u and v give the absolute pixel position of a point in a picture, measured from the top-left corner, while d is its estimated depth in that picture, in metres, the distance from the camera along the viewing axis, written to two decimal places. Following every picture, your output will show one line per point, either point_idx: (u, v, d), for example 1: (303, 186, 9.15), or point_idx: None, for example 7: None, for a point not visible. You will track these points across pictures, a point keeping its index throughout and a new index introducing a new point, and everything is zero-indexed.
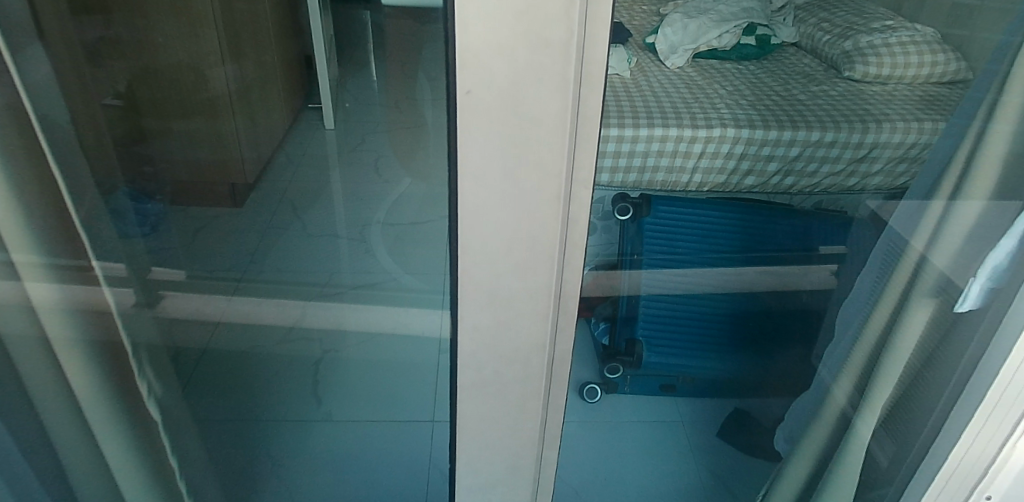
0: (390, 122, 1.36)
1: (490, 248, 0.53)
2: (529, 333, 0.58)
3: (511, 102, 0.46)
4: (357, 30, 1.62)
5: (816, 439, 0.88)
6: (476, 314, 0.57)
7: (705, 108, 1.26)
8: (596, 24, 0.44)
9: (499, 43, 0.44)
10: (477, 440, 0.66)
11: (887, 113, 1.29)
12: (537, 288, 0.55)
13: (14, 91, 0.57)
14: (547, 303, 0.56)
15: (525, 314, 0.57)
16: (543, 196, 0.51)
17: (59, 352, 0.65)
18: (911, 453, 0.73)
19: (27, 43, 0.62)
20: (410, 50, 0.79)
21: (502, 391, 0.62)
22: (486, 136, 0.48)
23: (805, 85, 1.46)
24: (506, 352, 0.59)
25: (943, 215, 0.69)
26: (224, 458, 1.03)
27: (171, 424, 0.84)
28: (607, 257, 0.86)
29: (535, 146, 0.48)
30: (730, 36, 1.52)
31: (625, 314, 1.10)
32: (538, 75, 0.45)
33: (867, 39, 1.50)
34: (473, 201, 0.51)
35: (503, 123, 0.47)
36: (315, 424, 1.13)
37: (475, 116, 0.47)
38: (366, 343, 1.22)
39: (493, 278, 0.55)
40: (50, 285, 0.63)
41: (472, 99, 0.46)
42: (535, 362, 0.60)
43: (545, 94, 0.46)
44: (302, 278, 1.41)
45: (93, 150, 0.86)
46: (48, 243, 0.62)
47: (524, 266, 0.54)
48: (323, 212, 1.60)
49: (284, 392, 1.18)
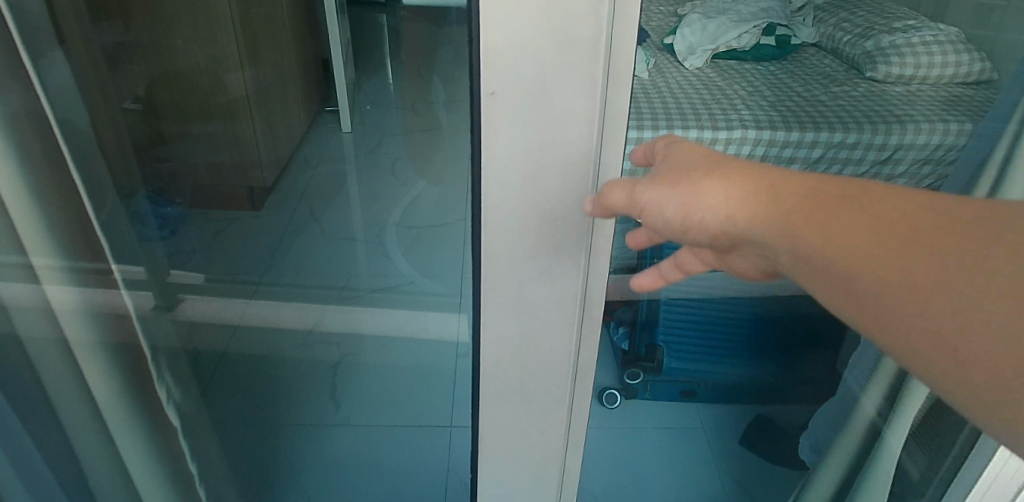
0: (406, 124, 1.36)
1: (514, 254, 0.52)
2: (552, 340, 0.57)
3: (538, 105, 0.46)
4: (373, 33, 1.62)
5: (847, 448, 0.90)
6: (499, 322, 0.56)
7: (725, 109, 1.25)
8: (624, 23, 0.43)
9: (526, 44, 0.43)
10: (500, 449, 0.65)
11: (911, 113, 1.29)
12: (562, 295, 0.54)
13: (32, 95, 0.57)
14: (573, 308, 0.55)
15: (550, 320, 0.56)
16: (570, 200, 0.50)
17: (78, 357, 0.64)
18: (945, 465, 0.71)
19: (47, 50, 0.62)
20: (426, 52, 0.79)
21: (525, 399, 0.61)
22: (512, 140, 0.47)
23: (825, 85, 1.44)
24: (530, 361, 0.58)
25: None
26: (243, 462, 1.04)
27: (189, 427, 0.84)
28: (628, 260, 0.77)
29: (560, 148, 0.47)
30: (750, 36, 1.46)
31: (646, 319, 1.03)
32: (565, 76, 0.44)
33: (890, 38, 1.49)
34: (497, 204, 0.50)
35: (529, 126, 0.47)
36: (333, 429, 1.13)
37: (501, 119, 0.46)
38: (383, 347, 1.21)
39: (518, 283, 0.54)
40: (70, 290, 0.62)
41: (498, 101, 0.46)
42: (559, 370, 0.59)
43: (571, 94, 0.45)
44: (319, 281, 1.41)
45: (112, 154, 0.87)
46: (67, 248, 0.61)
47: (549, 272, 0.53)
48: (340, 214, 1.60)
49: (304, 397, 1.18)
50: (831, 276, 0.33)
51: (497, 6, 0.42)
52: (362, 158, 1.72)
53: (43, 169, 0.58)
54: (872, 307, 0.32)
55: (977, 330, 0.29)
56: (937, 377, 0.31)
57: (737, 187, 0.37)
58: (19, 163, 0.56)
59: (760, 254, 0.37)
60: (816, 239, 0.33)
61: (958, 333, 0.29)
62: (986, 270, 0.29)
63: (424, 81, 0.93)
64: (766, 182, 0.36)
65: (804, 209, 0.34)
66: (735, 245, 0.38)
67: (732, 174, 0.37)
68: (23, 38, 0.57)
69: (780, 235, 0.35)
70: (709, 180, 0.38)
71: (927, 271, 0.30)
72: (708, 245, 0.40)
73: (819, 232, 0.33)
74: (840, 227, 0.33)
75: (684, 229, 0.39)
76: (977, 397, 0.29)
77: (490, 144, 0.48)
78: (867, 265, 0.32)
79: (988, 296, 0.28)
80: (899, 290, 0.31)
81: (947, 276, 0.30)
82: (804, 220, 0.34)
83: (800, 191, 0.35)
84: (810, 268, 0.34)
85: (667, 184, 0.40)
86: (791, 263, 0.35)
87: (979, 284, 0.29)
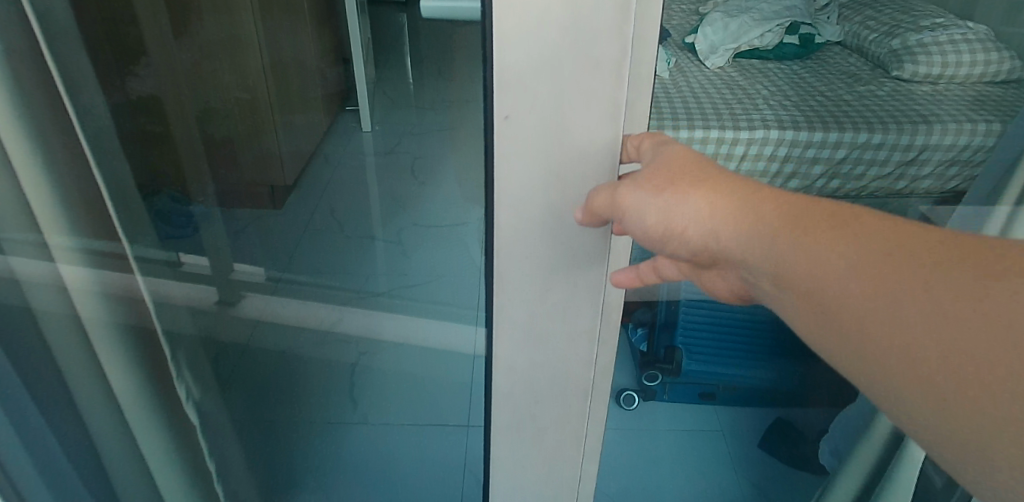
0: (427, 124, 1.36)
1: (526, 284, 0.53)
2: (568, 351, 0.56)
3: (557, 120, 0.45)
4: (395, 33, 1.64)
5: (869, 452, 0.87)
6: (510, 341, 0.56)
7: (749, 109, 1.28)
8: (645, 31, 0.42)
9: (544, 62, 0.43)
10: (511, 457, 0.64)
11: (938, 113, 1.25)
12: (576, 325, 0.54)
13: (56, 98, 0.58)
14: (588, 320, 0.54)
15: (563, 342, 0.55)
16: (584, 228, 0.49)
17: (89, 330, 0.65)
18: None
19: (74, 56, 0.64)
20: (445, 52, 0.79)
21: (535, 410, 0.60)
22: (528, 154, 0.47)
23: (850, 85, 1.40)
24: (542, 382, 0.58)
25: (1005, 228, 0.66)
26: (263, 453, 1.08)
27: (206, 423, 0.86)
28: None
29: (576, 170, 0.47)
30: (773, 36, 1.51)
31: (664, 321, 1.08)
32: (585, 96, 0.44)
33: (916, 37, 1.42)
34: (510, 225, 0.50)
35: (547, 140, 0.46)
36: (352, 428, 1.17)
37: (517, 138, 0.46)
38: (399, 353, 1.22)
39: (530, 296, 0.53)
40: (83, 269, 0.63)
41: (512, 119, 0.45)
42: (571, 382, 0.58)
43: (588, 115, 0.45)
44: (341, 281, 1.43)
45: (138, 153, 0.89)
46: (81, 228, 0.62)
47: (565, 286, 0.52)
48: (359, 213, 1.61)
49: (321, 396, 1.22)
50: (811, 299, 0.34)
51: (510, 23, 0.42)
52: (380, 156, 1.72)
53: (66, 171, 0.59)
54: (853, 337, 0.33)
55: (971, 386, 0.29)
56: (928, 421, 0.31)
57: (722, 203, 0.38)
58: (44, 160, 0.57)
59: (741, 273, 0.38)
60: (794, 259, 0.34)
61: (917, 347, 0.30)
62: (983, 332, 0.28)
63: (442, 82, 0.94)
64: (753, 200, 0.37)
65: (784, 228, 0.35)
66: (714, 259, 0.39)
67: (720, 189, 0.38)
68: (53, 45, 0.59)
69: (765, 257, 0.36)
70: (683, 190, 0.39)
71: (919, 306, 0.30)
72: (689, 258, 0.41)
73: (801, 260, 0.34)
74: (825, 253, 0.33)
75: (666, 239, 0.40)
76: (936, 409, 0.30)
77: (504, 164, 0.47)
78: (855, 295, 0.32)
79: (943, 309, 0.30)
80: (884, 326, 0.31)
81: (936, 311, 0.30)
82: (788, 240, 0.35)
83: (774, 206, 0.36)
84: (792, 292, 0.35)
85: (655, 192, 0.41)
86: (773, 286, 0.36)
87: (972, 345, 0.29)
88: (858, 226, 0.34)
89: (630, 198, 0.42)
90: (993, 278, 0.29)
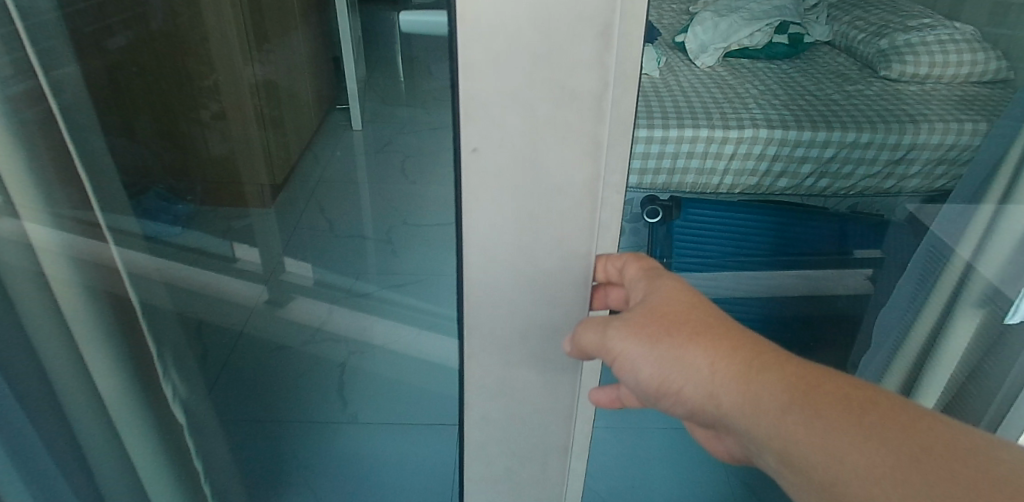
0: (416, 122, 1.37)
1: (499, 303, 0.52)
2: (553, 353, 0.54)
3: (536, 130, 0.44)
4: (382, 29, 1.64)
5: None
6: (488, 356, 0.55)
7: (737, 108, 1.27)
8: (630, 38, 0.41)
9: (525, 61, 0.42)
10: (494, 465, 0.63)
11: (925, 112, 1.25)
12: (558, 343, 0.54)
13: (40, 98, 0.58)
14: (577, 325, 0.52)
15: (548, 358, 0.54)
16: (564, 247, 0.49)
17: (64, 308, 0.60)
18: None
19: (56, 54, 0.63)
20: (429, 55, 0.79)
21: (513, 420, 0.59)
22: (510, 155, 0.45)
23: (838, 84, 1.41)
24: (520, 394, 0.57)
25: (993, 221, 0.68)
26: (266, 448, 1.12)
27: (193, 420, 0.84)
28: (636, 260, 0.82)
29: (552, 189, 0.46)
30: (763, 35, 1.51)
31: None
32: (562, 112, 0.43)
33: (904, 37, 1.43)
34: (482, 241, 0.49)
35: (528, 138, 0.45)
36: (339, 427, 1.17)
37: (495, 138, 0.45)
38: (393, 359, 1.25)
39: (515, 300, 0.52)
40: (50, 231, 0.59)
41: (484, 119, 0.44)
42: (560, 386, 0.56)
43: (568, 125, 0.44)
44: (330, 280, 1.44)
45: (123, 151, 0.89)
46: (47, 191, 0.59)
47: (544, 302, 0.51)
48: (349, 211, 1.62)
49: (308, 395, 1.22)
50: (818, 484, 0.34)
51: (482, 18, 0.41)
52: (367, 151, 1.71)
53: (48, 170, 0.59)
54: None
55: None
56: None
57: (717, 357, 0.38)
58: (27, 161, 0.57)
59: (733, 434, 0.39)
60: (798, 438, 0.35)
61: None
62: None
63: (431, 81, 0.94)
64: (743, 354, 0.38)
65: (789, 399, 0.35)
66: (702, 415, 0.40)
67: (709, 342, 0.39)
68: (34, 43, 0.59)
69: (762, 430, 0.36)
70: (670, 345, 0.40)
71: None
72: (677, 411, 0.41)
73: (808, 442, 0.35)
74: (830, 437, 0.34)
75: (657, 390, 0.41)
76: None
77: (484, 165, 0.46)
78: (865, 482, 0.33)
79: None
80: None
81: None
82: (794, 411, 0.35)
83: (764, 368, 0.37)
84: (796, 473, 0.35)
85: (640, 335, 0.41)
86: (776, 462, 0.36)
87: None
88: (851, 404, 0.35)
89: (621, 347, 0.42)
90: (991, 480, 0.31)
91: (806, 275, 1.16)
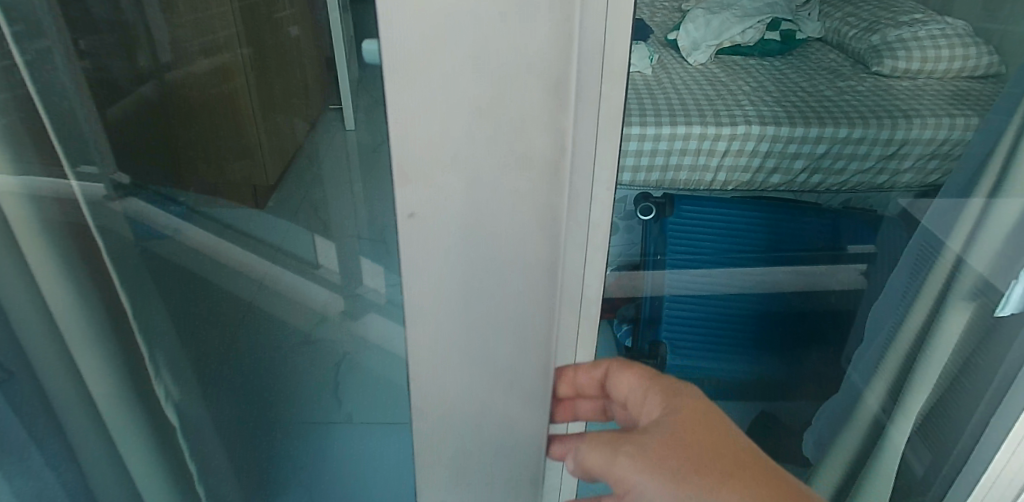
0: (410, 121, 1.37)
1: (458, 317, 0.49)
2: (523, 369, 0.51)
3: (498, 128, 0.41)
4: None
5: (850, 442, 0.88)
6: (444, 377, 0.52)
7: (729, 104, 1.28)
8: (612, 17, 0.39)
9: (463, 44, 0.38)
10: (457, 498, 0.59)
11: (916, 107, 1.26)
12: (525, 357, 0.50)
13: None
14: (542, 326, 0.49)
15: (515, 378, 0.51)
16: (531, 250, 0.46)
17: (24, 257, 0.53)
18: (955, 451, 0.73)
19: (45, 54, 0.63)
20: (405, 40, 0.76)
21: (470, 450, 0.56)
22: (458, 151, 0.42)
23: (831, 80, 1.41)
24: (483, 420, 0.53)
25: (983, 214, 0.68)
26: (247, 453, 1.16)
27: (192, 431, 0.79)
28: (630, 256, 0.83)
29: (514, 191, 0.44)
30: (754, 31, 1.52)
31: (648, 315, 1.06)
32: (527, 107, 0.40)
33: (896, 33, 1.44)
34: (438, 250, 0.46)
35: (479, 123, 0.41)
36: (338, 426, 1.24)
37: (440, 134, 0.42)
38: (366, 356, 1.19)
39: (463, 303, 0.48)
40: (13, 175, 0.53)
41: (440, 124, 0.41)
42: (528, 397, 0.52)
43: (532, 122, 0.41)
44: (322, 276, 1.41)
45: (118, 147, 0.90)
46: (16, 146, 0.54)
47: (507, 315, 0.48)
48: None
49: (308, 394, 1.28)
50: None
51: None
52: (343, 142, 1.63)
53: None
54: None
55: None
56: None
57: (722, 480, 0.44)
58: None
59: None
60: None
61: None
62: None
63: None
64: (737, 474, 0.44)
65: None
66: None
67: (712, 465, 0.44)
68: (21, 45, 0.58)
69: None
70: (687, 476, 0.44)
71: None
72: None
73: None
74: None
75: None
76: None
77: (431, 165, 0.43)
78: None
79: None
80: None
81: None
82: None
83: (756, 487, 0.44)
84: None
85: (650, 461, 0.45)
86: None
87: None
88: None
89: (632, 474, 0.45)
90: None
91: (801, 270, 1.17)
